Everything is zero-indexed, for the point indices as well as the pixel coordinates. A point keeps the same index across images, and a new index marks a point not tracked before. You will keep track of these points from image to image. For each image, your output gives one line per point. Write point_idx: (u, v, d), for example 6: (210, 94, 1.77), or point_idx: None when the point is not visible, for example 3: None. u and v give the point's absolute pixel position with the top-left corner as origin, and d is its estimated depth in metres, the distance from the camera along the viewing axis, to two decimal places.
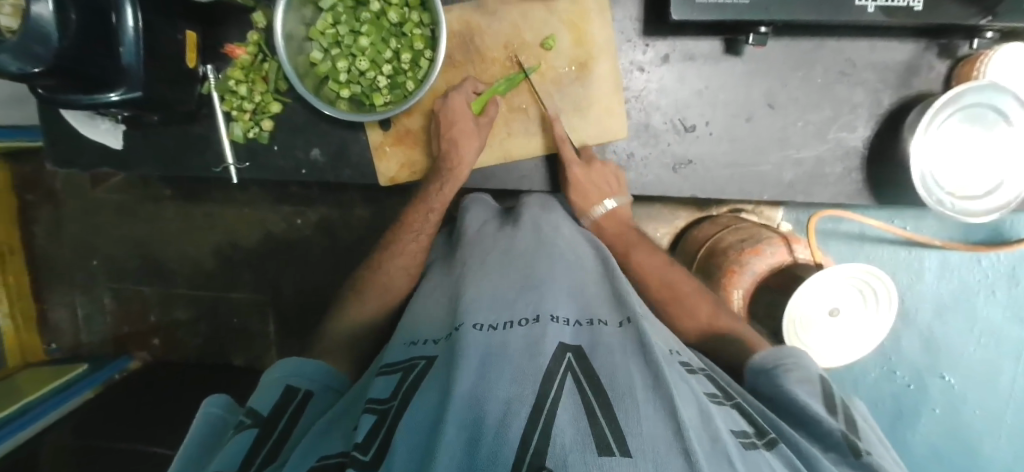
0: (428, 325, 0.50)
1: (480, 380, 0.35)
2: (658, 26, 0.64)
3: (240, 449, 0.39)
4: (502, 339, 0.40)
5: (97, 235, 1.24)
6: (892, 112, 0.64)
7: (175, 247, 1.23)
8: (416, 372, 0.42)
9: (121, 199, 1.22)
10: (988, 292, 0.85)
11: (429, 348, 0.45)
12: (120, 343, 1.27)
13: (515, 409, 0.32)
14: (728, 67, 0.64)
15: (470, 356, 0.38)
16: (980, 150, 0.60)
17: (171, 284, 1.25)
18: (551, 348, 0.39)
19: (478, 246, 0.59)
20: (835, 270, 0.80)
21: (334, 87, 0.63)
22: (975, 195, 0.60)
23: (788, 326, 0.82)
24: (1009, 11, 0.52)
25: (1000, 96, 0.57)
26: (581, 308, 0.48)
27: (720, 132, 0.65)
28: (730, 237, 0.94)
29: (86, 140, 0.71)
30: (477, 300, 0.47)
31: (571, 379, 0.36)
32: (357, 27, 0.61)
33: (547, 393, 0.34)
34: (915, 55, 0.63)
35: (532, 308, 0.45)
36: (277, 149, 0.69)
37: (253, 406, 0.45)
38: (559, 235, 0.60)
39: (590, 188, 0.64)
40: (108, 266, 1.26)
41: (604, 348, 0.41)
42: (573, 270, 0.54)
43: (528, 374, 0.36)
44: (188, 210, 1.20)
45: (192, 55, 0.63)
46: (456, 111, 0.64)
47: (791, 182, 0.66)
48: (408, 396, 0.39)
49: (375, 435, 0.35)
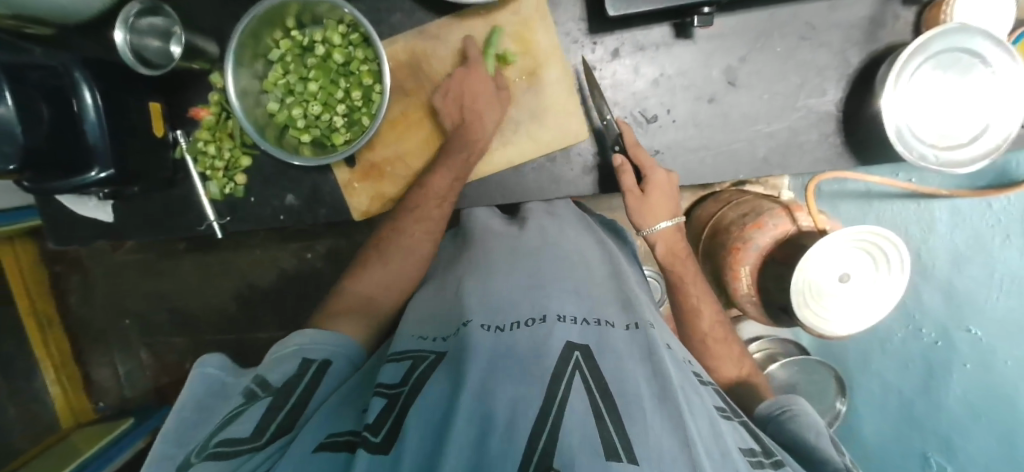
0: (442, 320, 0.51)
1: (489, 374, 0.37)
2: (601, 23, 0.62)
3: (257, 418, 0.41)
4: (509, 340, 0.42)
5: (123, 296, 1.30)
6: (863, 68, 0.62)
7: (197, 297, 1.28)
8: (425, 364, 0.43)
9: (139, 259, 1.27)
10: (1003, 237, 0.76)
11: (439, 344, 0.47)
12: (161, 395, 1.33)
13: (523, 409, 0.34)
14: (682, 51, 0.62)
15: (478, 355, 0.39)
16: (959, 97, 0.57)
17: (200, 333, 1.30)
18: (556, 349, 0.40)
19: (487, 241, 0.59)
20: (845, 231, 0.78)
21: (295, 134, 0.64)
22: (960, 143, 0.57)
23: (799, 298, 0.79)
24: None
25: (971, 38, 0.54)
26: (589, 307, 0.48)
27: (683, 117, 0.63)
28: (732, 212, 0.93)
29: (81, 217, 0.74)
30: (481, 300, 0.48)
31: (580, 379, 0.37)
32: (306, 73, 0.62)
33: (555, 395, 0.35)
34: (878, 7, 0.60)
35: (539, 308, 0.46)
36: (253, 200, 0.71)
37: (268, 376, 0.47)
38: (567, 238, 0.59)
39: (657, 208, 0.62)
40: (139, 324, 1.31)
41: (612, 350, 0.42)
42: (577, 271, 0.54)
43: (534, 376, 0.37)
44: (202, 261, 1.25)
45: (158, 125, 0.66)
46: (472, 87, 0.61)
47: (765, 157, 0.64)
48: (421, 382, 0.40)
49: (384, 419, 0.37)
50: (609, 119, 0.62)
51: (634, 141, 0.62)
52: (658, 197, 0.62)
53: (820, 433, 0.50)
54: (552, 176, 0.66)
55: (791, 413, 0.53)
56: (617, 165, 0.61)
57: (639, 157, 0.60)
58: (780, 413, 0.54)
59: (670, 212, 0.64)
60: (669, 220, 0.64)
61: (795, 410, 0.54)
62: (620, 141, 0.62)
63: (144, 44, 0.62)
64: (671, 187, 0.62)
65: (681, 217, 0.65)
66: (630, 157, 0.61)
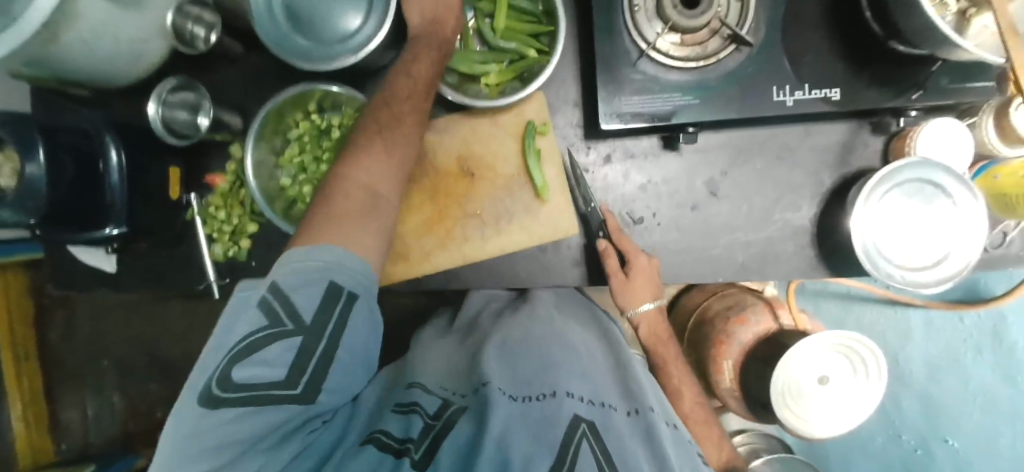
0: (459, 376, 0.58)
1: (507, 429, 0.44)
2: (597, 131, 0.67)
3: (286, 363, 0.41)
4: (523, 408, 0.48)
5: (108, 334, 1.29)
6: (835, 187, 0.67)
7: (183, 342, 1.28)
8: (450, 410, 0.50)
9: (131, 300, 1.27)
10: (975, 352, 0.86)
11: (457, 398, 0.53)
12: (128, 440, 1.29)
13: (536, 463, 0.41)
14: (668, 161, 0.67)
15: (497, 414, 0.46)
16: (926, 225, 0.61)
17: (179, 379, 1.28)
18: (567, 420, 0.46)
19: (497, 326, 0.64)
20: (825, 333, 0.81)
21: (302, 207, 0.67)
22: (924, 265, 0.61)
23: (779, 395, 0.80)
24: (931, 93, 0.58)
25: (934, 171, 0.59)
26: (595, 390, 0.53)
27: (667, 221, 0.68)
28: (717, 303, 0.97)
29: (84, 266, 0.77)
30: (498, 368, 0.54)
31: (586, 444, 0.43)
32: (319, 153, 0.67)
33: (564, 458, 0.42)
34: (849, 135, 0.66)
35: (550, 385, 0.51)
36: (254, 264, 0.73)
37: (294, 304, 0.43)
38: (573, 330, 0.64)
39: (640, 286, 0.64)
40: (118, 365, 1.29)
41: (615, 430, 0.47)
42: (585, 359, 0.58)
43: (546, 443, 0.43)
44: (194, 307, 1.25)
45: (175, 188, 0.71)
46: (483, 140, 0.68)
47: (744, 262, 0.68)
48: (450, 421, 0.48)
49: (425, 439, 0.46)
50: (592, 205, 0.66)
51: (617, 226, 0.66)
52: (641, 279, 0.65)
53: None
54: (542, 266, 0.69)
55: None
56: (601, 248, 0.65)
57: (623, 241, 0.64)
58: None
59: (652, 294, 0.66)
60: (651, 301, 0.66)
61: None
62: (603, 226, 0.66)
63: (173, 115, 0.65)
64: (653, 270, 0.65)
65: (662, 298, 0.67)
66: (613, 241, 0.65)
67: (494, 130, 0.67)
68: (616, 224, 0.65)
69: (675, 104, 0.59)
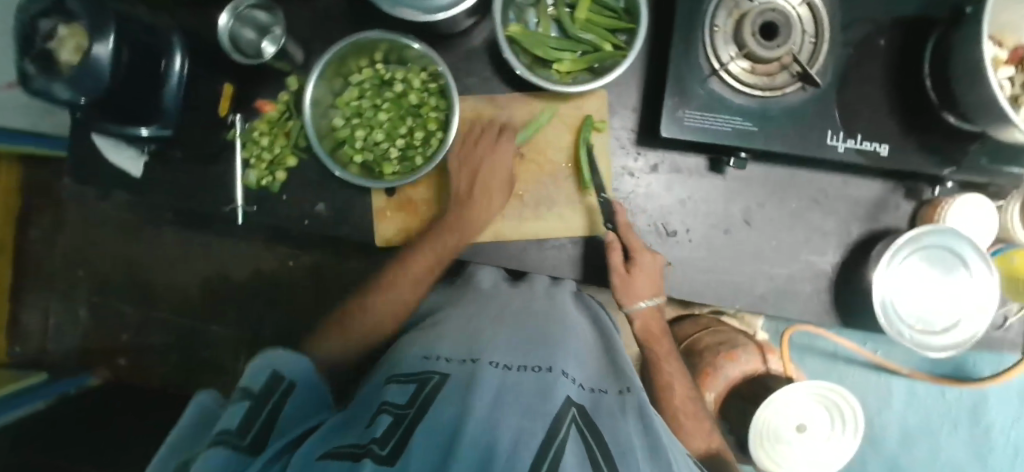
0: (444, 344, 0.51)
1: (495, 405, 0.37)
2: (650, 139, 0.69)
3: (238, 415, 0.42)
4: (515, 379, 0.42)
5: (88, 248, 1.22)
6: (860, 241, 0.69)
7: (165, 272, 1.20)
8: (431, 384, 0.43)
9: (120, 218, 1.20)
10: (952, 426, 0.90)
11: (443, 364, 0.46)
12: (86, 359, 1.23)
13: (528, 436, 0.34)
14: (711, 183, 0.69)
15: (487, 387, 0.40)
16: (942, 291, 0.64)
17: (153, 308, 1.21)
18: (559, 398, 0.41)
19: (491, 303, 0.60)
20: (805, 382, 0.83)
21: (350, 151, 0.67)
22: (934, 329, 0.64)
23: (758, 434, 0.83)
24: (969, 167, 0.62)
25: (958, 242, 0.62)
26: (586, 375, 0.50)
27: (699, 239, 0.69)
28: (708, 338, 0.93)
29: (107, 164, 0.75)
30: (495, 343, 0.49)
31: (578, 428, 0.38)
32: (379, 102, 0.67)
33: (556, 431, 0.36)
34: (884, 193, 0.69)
35: (545, 360, 0.47)
36: (285, 198, 0.73)
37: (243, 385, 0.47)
38: (569, 309, 0.62)
39: (641, 283, 0.65)
40: (92, 280, 1.23)
41: (606, 413, 0.44)
42: (578, 343, 0.56)
43: (538, 411, 0.38)
44: (184, 236, 1.19)
45: (225, 105, 0.69)
46: (492, 166, 0.67)
47: (762, 294, 0.70)
48: (427, 402, 0.39)
49: (393, 433, 0.36)
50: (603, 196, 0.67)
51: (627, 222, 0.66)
52: (642, 278, 0.65)
53: None
54: (570, 258, 0.70)
55: None
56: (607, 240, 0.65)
57: (629, 237, 0.64)
58: None
59: (651, 292, 0.66)
60: (648, 300, 0.66)
61: None
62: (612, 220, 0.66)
63: (241, 32, 0.66)
64: (655, 267, 0.65)
65: (660, 298, 0.67)
66: (619, 237, 0.65)
67: (508, 151, 0.67)
68: (624, 221, 0.65)
69: (735, 127, 0.61)
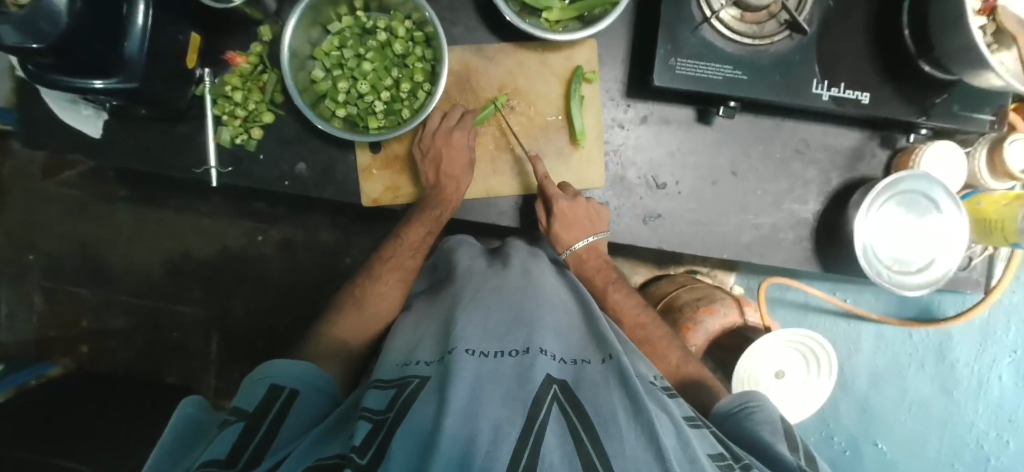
0: (421, 347, 0.47)
1: (473, 401, 0.33)
2: (639, 90, 0.69)
3: (230, 441, 0.39)
4: (494, 367, 0.38)
5: (35, 228, 1.12)
6: (839, 189, 0.72)
7: (122, 251, 1.11)
8: (410, 389, 0.39)
9: (72, 195, 1.11)
10: (918, 365, 0.96)
11: (423, 367, 0.42)
12: (39, 351, 1.13)
13: (506, 431, 0.31)
14: (699, 133, 0.70)
15: (462, 379, 0.35)
16: (917, 233, 0.67)
17: (112, 290, 1.12)
18: (537, 378, 0.37)
19: (468, 283, 0.55)
20: (778, 333, 0.86)
21: (332, 105, 0.64)
22: (911, 269, 0.67)
23: (741, 381, 0.86)
24: (944, 114, 0.64)
25: (932, 187, 0.65)
26: (568, 348, 0.45)
27: (688, 191, 0.70)
28: (685, 294, 0.94)
29: (61, 124, 0.69)
30: (469, 327, 0.44)
31: (558, 409, 0.34)
32: (361, 52, 0.64)
33: (533, 419, 0.32)
34: (861, 142, 0.71)
35: (523, 340, 0.42)
36: (262, 158, 0.69)
37: (237, 405, 0.44)
38: (546, 281, 0.57)
39: (576, 224, 0.65)
40: (43, 264, 1.13)
41: (589, 382, 0.39)
42: (559, 314, 0.51)
43: (516, 400, 0.34)
44: (142, 214, 1.10)
45: (192, 57, 0.62)
46: (452, 153, 0.65)
47: (748, 244, 0.71)
48: (407, 406, 0.36)
49: (373, 440, 0.34)
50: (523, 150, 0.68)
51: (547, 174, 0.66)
52: (574, 220, 0.65)
53: (776, 432, 0.45)
54: None
55: (752, 411, 0.48)
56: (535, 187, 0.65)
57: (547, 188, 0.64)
58: (742, 411, 0.49)
59: (589, 230, 0.66)
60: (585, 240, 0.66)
61: (754, 408, 0.49)
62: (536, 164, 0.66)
63: None
64: (587, 211, 0.66)
65: (600, 234, 0.67)
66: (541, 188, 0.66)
67: (465, 140, 0.65)
68: (544, 171, 0.66)
69: (725, 76, 0.61)
